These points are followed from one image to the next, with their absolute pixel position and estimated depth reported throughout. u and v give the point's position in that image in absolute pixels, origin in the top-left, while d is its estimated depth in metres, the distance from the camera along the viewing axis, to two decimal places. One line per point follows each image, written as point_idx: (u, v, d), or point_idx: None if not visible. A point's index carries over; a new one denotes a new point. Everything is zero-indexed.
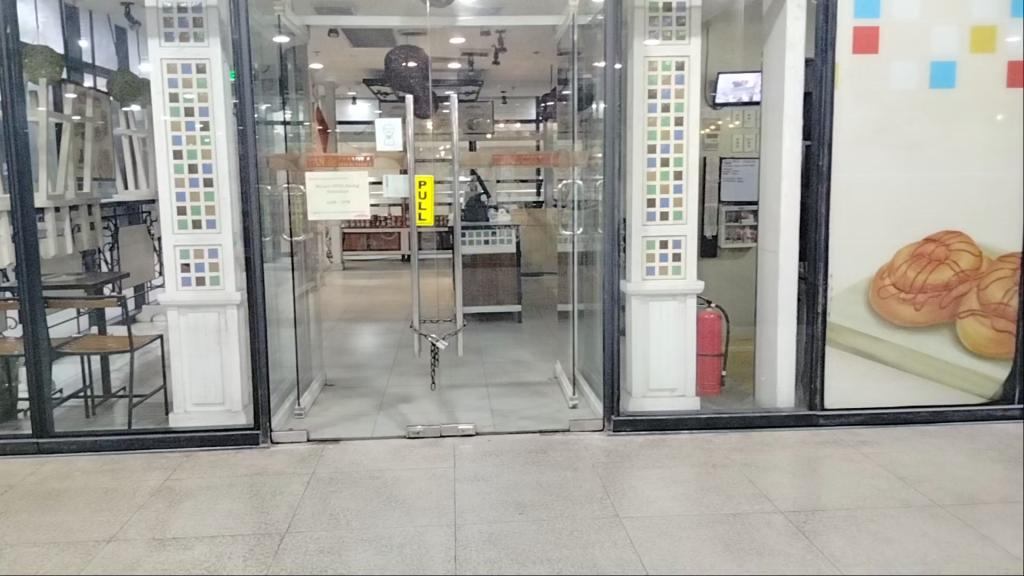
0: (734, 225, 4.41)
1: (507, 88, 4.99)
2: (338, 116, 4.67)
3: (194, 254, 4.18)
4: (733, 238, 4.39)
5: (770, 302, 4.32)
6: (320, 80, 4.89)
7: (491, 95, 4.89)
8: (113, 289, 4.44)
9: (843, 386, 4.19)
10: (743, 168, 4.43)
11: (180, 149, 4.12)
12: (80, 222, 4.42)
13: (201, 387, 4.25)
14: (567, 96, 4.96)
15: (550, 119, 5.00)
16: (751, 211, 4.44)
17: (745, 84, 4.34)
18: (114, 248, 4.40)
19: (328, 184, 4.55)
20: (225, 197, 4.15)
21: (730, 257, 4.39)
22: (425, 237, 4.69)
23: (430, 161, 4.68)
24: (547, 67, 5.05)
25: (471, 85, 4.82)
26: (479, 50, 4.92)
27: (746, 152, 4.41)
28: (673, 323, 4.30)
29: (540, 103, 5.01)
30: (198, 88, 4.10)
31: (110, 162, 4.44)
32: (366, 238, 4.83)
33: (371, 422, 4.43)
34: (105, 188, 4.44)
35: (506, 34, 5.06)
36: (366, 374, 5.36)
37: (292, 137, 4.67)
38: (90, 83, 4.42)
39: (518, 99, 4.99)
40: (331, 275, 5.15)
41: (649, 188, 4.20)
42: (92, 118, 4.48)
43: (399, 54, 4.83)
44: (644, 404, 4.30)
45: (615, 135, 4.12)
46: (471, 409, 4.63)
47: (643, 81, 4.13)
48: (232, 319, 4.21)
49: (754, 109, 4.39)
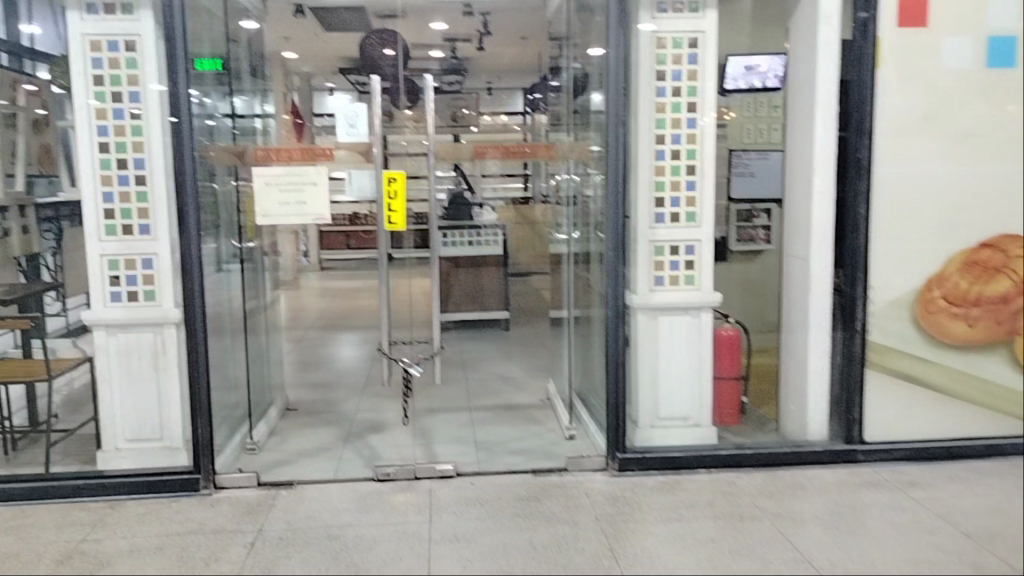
0: (744, 225, 4.13)
1: (492, 79, 4.41)
2: (315, 108, 4.00)
3: (124, 264, 3.55)
4: (744, 239, 4.13)
5: (798, 315, 3.71)
6: (295, 70, 4.37)
7: (476, 86, 4.29)
8: (57, 297, 3.87)
9: (885, 416, 3.59)
10: (755, 160, 4.02)
11: (107, 141, 3.48)
12: (12, 226, 4.01)
13: (135, 421, 3.62)
14: (557, 87, 4.50)
15: (537, 111, 4.43)
16: (762, 210, 4.10)
17: (756, 69, 3.90)
18: (57, 253, 3.83)
19: (282, 182, 3.86)
20: (160, 197, 3.51)
21: (742, 259, 4.13)
22: (403, 236, 4.07)
23: (403, 156, 3.97)
24: (535, 55, 4.58)
25: (454, 75, 4.32)
26: (461, 37, 4.42)
27: (759, 143, 3.98)
28: (685, 342, 3.70)
29: (527, 95, 4.46)
30: (127, 69, 3.46)
31: (52, 158, 3.80)
32: (344, 237, 4.13)
33: (334, 460, 3.81)
34: (52, 186, 3.80)
35: (491, 17, 4.49)
36: (333, 398, 4.76)
37: (262, 131, 4.13)
38: (34, 71, 3.79)
39: (504, 90, 4.38)
40: (305, 277, 4.61)
41: (658, 186, 3.60)
42: (27, 109, 3.88)
43: (372, 40, 4.20)
44: (653, 436, 3.70)
45: (619, 122, 3.51)
46: (452, 441, 4.01)
47: (652, 61, 3.53)
48: (170, 341, 3.57)
49: (777, 94, 3.90)
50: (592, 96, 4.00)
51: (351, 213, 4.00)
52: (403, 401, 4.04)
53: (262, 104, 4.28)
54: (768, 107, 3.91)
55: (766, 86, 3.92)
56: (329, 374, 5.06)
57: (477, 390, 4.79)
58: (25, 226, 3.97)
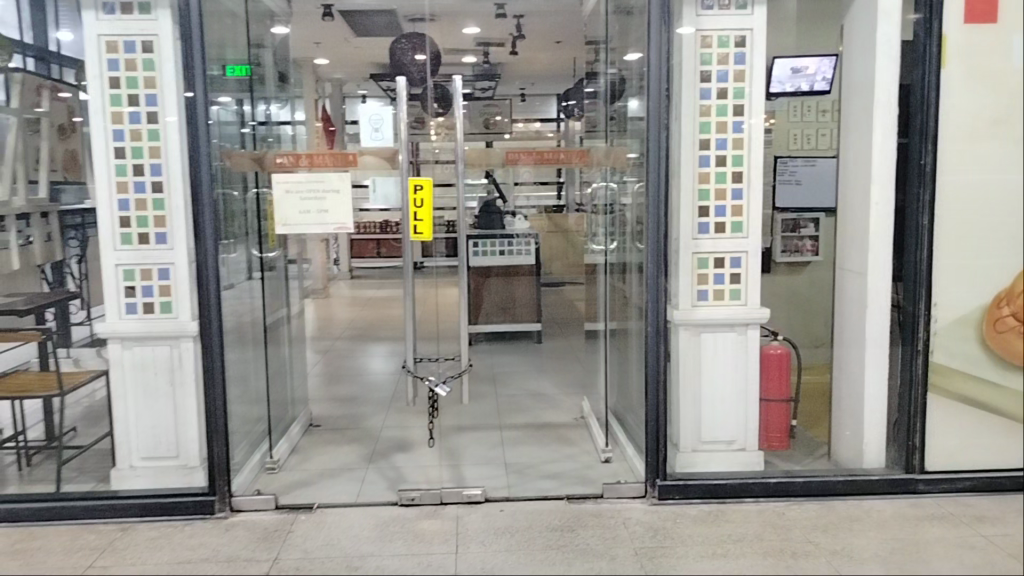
0: (792, 236, 3.97)
1: (525, 84, 4.20)
2: (347, 116, 3.82)
3: (140, 274, 3.40)
4: (790, 251, 3.96)
5: (853, 334, 3.45)
6: (325, 77, 4.16)
7: (509, 92, 4.07)
8: (81, 306, 3.70)
9: (948, 443, 3.32)
10: (801, 168, 3.96)
11: (123, 146, 3.34)
12: (35, 234, 3.88)
13: (150, 439, 3.47)
14: (594, 93, 4.30)
15: (572, 118, 4.21)
16: (811, 219, 3.95)
17: (804, 71, 3.73)
18: (82, 261, 3.70)
19: (302, 190, 3.72)
20: (177, 205, 3.36)
21: (787, 272, 3.90)
22: (435, 244, 3.85)
23: (432, 164, 3.77)
24: (569, 59, 4.40)
25: (487, 80, 4.05)
26: (495, 41, 4.31)
27: (806, 150, 3.92)
28: (730, 361, 3.47)
29: (561, 102, 4.22)
30: (144, 71, 3.31)
31: (79, 164, 3.59)
32: (375, 245, 3.95)
33: (357, 481, 3.62)
34: (78, 194, 3.61)
35: None
36: (359, 414, 4.59)
37: (291, 138, 3.96)
38: (60, 76, 3.62)
39: (537, 98, 4.18)
40: (336, 287, 4.43)
41: (702, 194, 3.37)
42: (49, 112, 3.74)
43: (405, 44, 4.08)
44: (694, 461, 3.48)
45: (661, 126, 3.27)
46: (481, 462, 3.81)
47: (695, 61, 3.31)
48: (187, 354, 3.41)
49: (828, 99, 3.77)
50: (630, 102, 3.81)
51: (381, 221, 3.81)
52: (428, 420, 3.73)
53: (296, 111, 4.13)
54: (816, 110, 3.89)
55: (814, 90, 3.76)
56: (355, 389, 4.90)
57: (508, 406, 4.59)
58: (48, 234, 3.86)
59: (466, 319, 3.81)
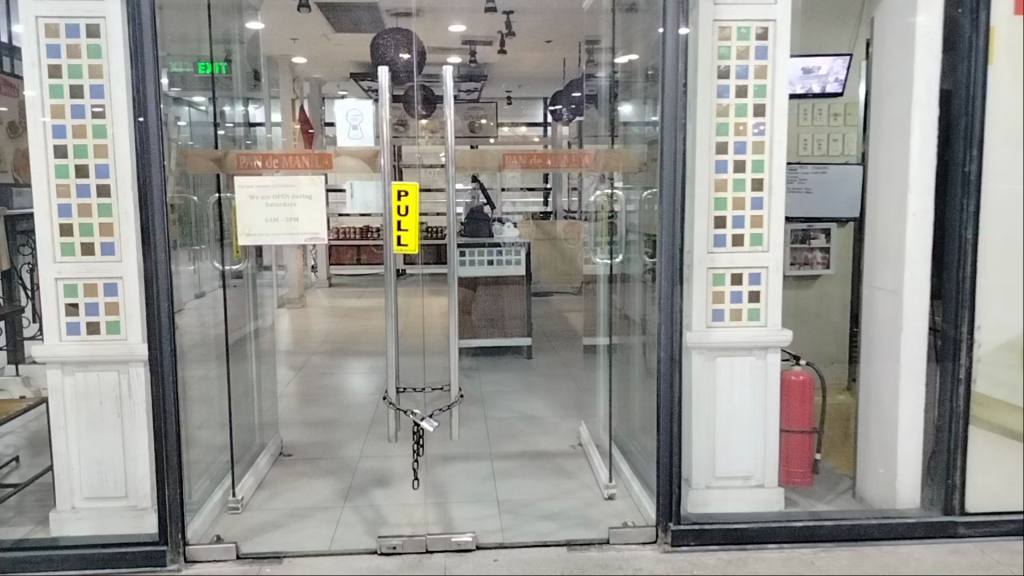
0: (802, 248, 4.17)
1: (512, 87, 3.83)
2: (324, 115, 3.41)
3: (84, 290, 2.99)
4: (800, 264, 4.20)
5: (883, 359, 3.08)
6: (304, 76, 3.78)
7: (494, 95, 3.64)
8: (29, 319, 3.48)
9: (992, 482, 2.97)
10: (812, 175, 3.95)
11: (64, 144, 2.93)
12: None
13: (96, 477, 3.08)
14: (579, 99, 3.94)
15: (559, 122, 3.80)
16: (820, 229, 4.08)
17: (816, 72, 4.03)
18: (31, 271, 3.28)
19: (268, 195, 3.25)
20: (126, 212, 2.96)
21: (796, 285, 4.20)
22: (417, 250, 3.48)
23: (417, 168, 3.39)
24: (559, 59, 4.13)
25: (471, 82, 3.69)
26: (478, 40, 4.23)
27: (830, 155, 4.07)
28: (749, 388, 3.12)
29: (548, 106, 3.88)
30: (89, 58, 2.91)
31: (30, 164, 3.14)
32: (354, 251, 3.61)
33: (330, 523, 3.23)
34: (24, 198, 3.19)
35: (514, 16, 4.40)
36: (336, 442, 4.21)
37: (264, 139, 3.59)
38: (8, 66, 3.19)
39: (523, 101, 3.78)
40: (313, 296, 4.13)
41: (718, 204, 3.02)
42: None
43: (388, 40, 3.76)
44: (708, 499, 3.13)
45: (678, 127, 2.91)
46: (471, 500, 3.43)
47: (712, 55, 2.96)
48: (137, 381, 3.02)
49: (839, 100, 4.08)
50: (624, 106, 3.66)
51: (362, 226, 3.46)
52: (413, 459, 3.25)
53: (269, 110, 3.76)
54: (830, 114, 4.09)
55: (826, 91, 4.06)
56: (333, 412, 4.52)
57: (500, 432, 4.23)
58: None
59: (457, 328, 3.30)
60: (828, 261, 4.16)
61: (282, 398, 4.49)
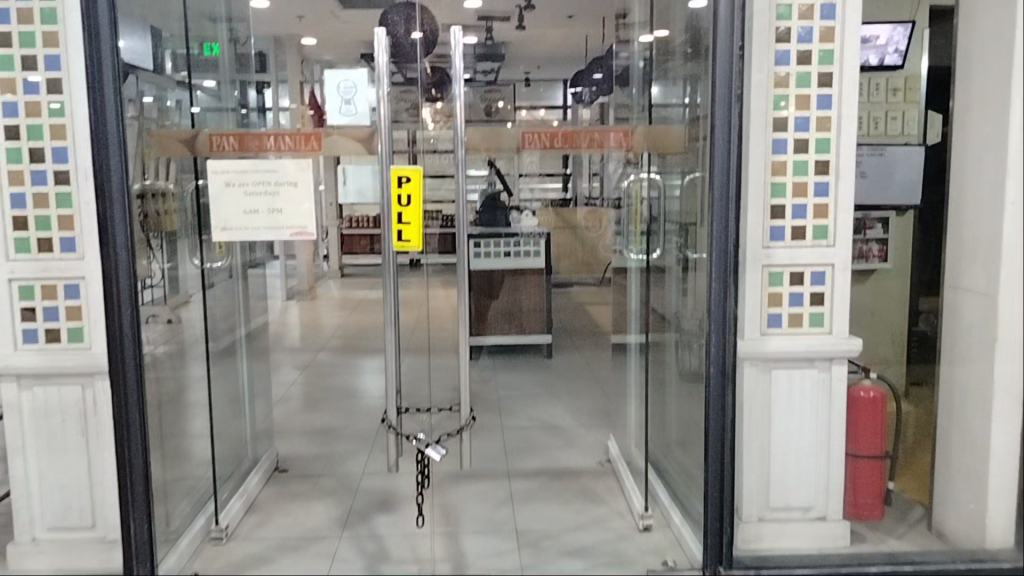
0: (858, 239, 3.69)
1: (530, 68, 3.30)
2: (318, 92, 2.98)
3: (41, 292, 2.59)
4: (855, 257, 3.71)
5: (970, 374, 2.63)
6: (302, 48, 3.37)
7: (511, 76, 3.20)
8: None
9: None
10: (867, 159, 3.51)
11: (17, 124, 2.53)
12: None
13: (58, 504, 2.70)
14: (602, 81, 3.33)
15: (580, 105, 3.21)
16: (877, 218, 3.62)
17: (874, 41, 3.46)
18: None
19: (247, 183, 2.85)
20: (87, 202, 2.55)
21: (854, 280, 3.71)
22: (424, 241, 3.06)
23: (425, 154, 2.97)
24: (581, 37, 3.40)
25: (489, 61, 3.28)
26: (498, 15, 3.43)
27: (890, 134, 3.54)
28: (810, 406, 2.67)
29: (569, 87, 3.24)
30: (43, 24, 2.49)
31: None
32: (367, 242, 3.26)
33: (326, 556, 2.83)
34: None
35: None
36: (338, 455, 3.81)
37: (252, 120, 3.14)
38: None
39: (544, 82, 3.21)
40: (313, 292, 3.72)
41: (776, 190, 2.57)
42: None
43: (398, 15, 3.24)
44: (762, 536, 2.69)
45: (732, 98, 2.44)
46: (486, 530, 3.02)
47: (770, 16, 2.50)
48: (101, 398, 2.62)
49: (898, 74, 3.54)
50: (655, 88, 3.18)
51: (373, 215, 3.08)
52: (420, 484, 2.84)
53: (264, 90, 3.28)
54: (887, 89, 3.54)
55: (884, 63, 3.49)
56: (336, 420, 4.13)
57: (519, 445, 3.81)
58: None
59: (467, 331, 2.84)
60: (884, 253, 3.68)
61: (282, 405, 4.09)
